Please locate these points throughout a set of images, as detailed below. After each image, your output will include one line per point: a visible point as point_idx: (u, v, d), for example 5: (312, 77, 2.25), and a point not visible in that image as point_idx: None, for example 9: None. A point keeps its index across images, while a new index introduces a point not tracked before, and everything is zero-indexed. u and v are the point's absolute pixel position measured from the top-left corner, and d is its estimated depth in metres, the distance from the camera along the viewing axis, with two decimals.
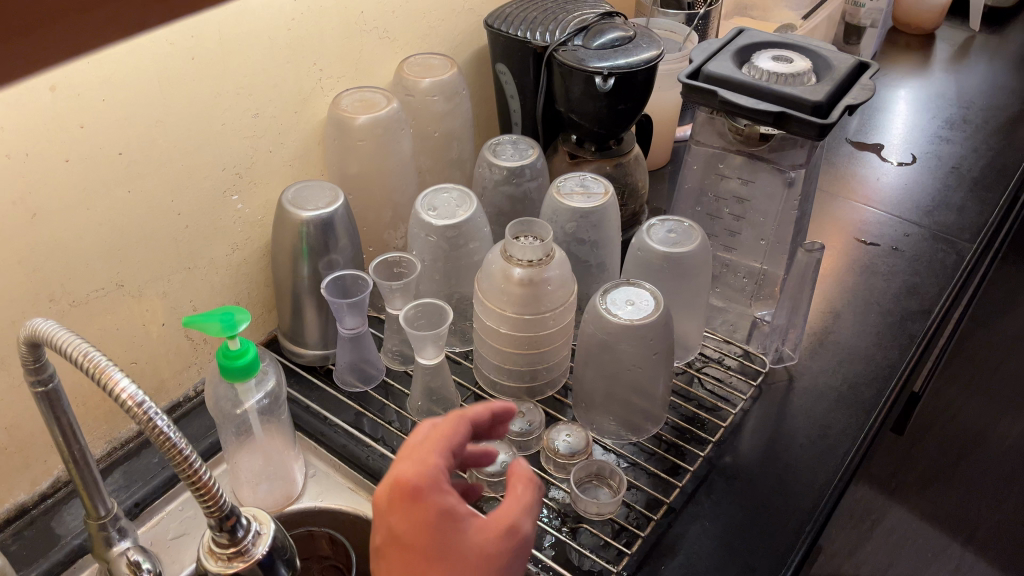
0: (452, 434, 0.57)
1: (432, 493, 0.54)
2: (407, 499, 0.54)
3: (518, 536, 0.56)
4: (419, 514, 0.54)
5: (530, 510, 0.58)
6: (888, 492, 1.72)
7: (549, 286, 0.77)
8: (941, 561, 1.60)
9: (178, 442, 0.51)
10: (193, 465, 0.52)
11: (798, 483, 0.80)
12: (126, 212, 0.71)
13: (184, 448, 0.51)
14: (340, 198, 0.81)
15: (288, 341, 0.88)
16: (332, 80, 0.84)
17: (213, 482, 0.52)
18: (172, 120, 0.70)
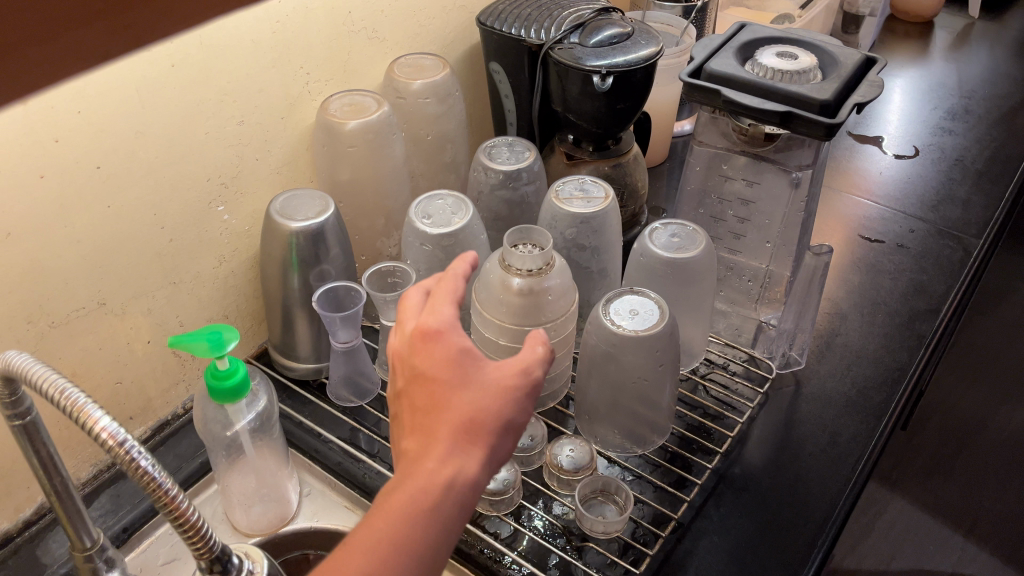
0: (454, 282, 0.56)
1: (446, 331, 0.53)
2: (422, 337, 0.53)
3: (535, 380, 0.53)
4: (434, 350, 0.52)
5: (547, 353, 0.53)
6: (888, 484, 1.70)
7: (549, 295, 0.74)
8: (942, 554, 1.59)
9: (162, 481, 0.48)
10: (178, 503, 0.49)
11: (809, 493, 0.77)
12: (106, 228, 0.67)
13: (168, 487, 0.49)
14: (330, 207, 0.78)
15: (279, 355, 0.85)
16: (320, 83, 0.81)
17: (199, 520, 0.50)
18: (152, 130, 0.67)
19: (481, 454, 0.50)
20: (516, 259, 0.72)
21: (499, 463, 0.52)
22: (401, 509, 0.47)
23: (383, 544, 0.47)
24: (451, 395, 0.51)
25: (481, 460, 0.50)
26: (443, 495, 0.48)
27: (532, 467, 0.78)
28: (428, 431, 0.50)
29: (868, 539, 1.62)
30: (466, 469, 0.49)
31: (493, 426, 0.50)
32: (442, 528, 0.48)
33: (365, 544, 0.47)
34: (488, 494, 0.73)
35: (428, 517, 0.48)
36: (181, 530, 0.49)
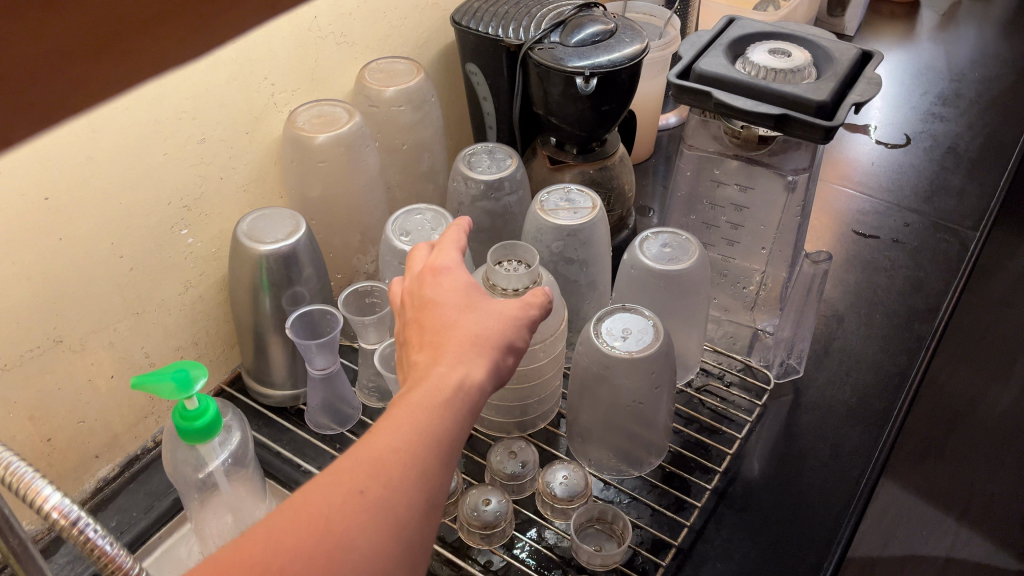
0: (458, 235, 0.62)
1: (453, 270, 0.58)
2: (432, 274, 0.58)
3: (533, 313, 0.57)
4: (443, 282, 0.57)
5: (548, 296, 0.58)
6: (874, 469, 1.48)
7: None
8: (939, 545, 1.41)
9: (112, 550, 0.45)
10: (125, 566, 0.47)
11: (813, 510, 0.74)
12: (59, 260, 0.63)
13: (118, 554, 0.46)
14: (301, 227, 0.73)
15: (253, 380, 0.81)
16: (287, 93, 0.76)
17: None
18: (105, 155, 0.62)
19: (487, 360, 0.52)
20: (501, 277, 0.68)
21: (500, 383, 0.54)
22: (418, 403, 0.49)
23: (405, 429, 0.47)
24: (459, 312, 0.55)
25: (487, 365, 0.52)
26: (454, 391, 0.50)
27: (524, 495, 0.74)
28: (438, 341, 0.53)
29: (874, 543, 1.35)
30: (474, 370, 0.51)
31: (498, 339, 0.53)
32: (454, 425, 0.49)
33: (388, 431, 0.47)
34: (479, 526, 0.69)
35: (446, 413, 0.49)
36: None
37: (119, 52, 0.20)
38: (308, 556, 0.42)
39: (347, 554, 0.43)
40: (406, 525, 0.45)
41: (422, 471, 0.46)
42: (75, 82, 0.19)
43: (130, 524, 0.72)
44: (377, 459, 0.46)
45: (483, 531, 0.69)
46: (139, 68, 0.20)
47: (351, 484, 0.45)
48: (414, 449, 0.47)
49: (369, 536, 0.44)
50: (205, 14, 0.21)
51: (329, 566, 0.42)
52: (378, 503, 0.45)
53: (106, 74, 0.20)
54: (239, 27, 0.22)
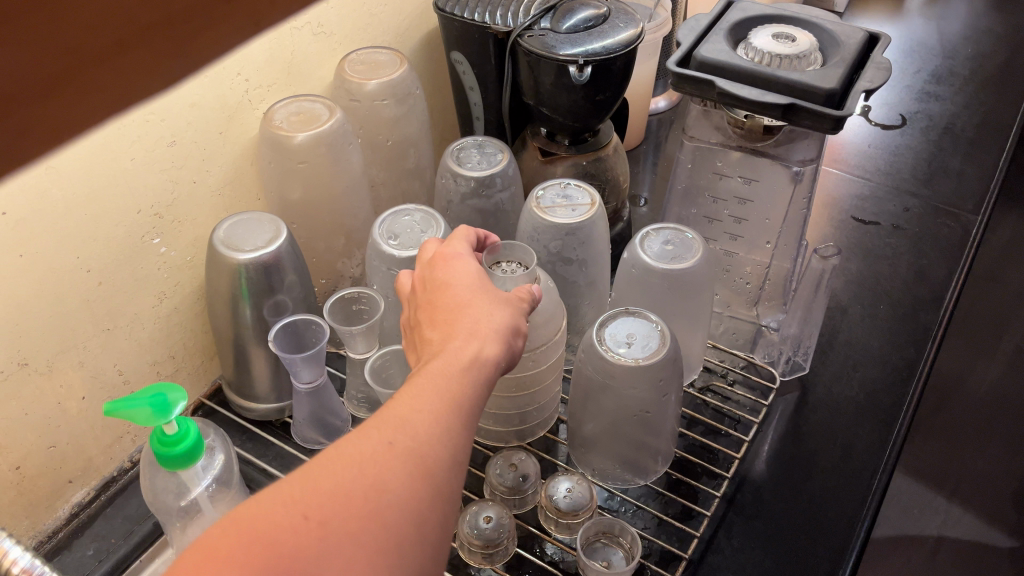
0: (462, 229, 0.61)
1: (464, 255, 0.56)
2: (442, 258, 0.56)
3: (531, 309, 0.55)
4: (454, 264, 0.55)
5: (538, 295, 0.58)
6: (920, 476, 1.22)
7: (535, 321, 0.67)
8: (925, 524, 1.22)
9: None
10: None
11: (825, 515, 0.72)
12: (19, 278, 0.58)
13: None
14: (282, 232, 0.69)
15: (235, 394, 0.77)
16: (262, 89, 0.71)
17: None
18: (68, 165, 0.57)
19: (500, 339, 0.50)
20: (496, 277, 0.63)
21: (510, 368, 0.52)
22: (439, 371, 0.46)
23: (432, 389, 0.45)
24: (471, 292, 0.53)
25: (501, 345, 0.50)
26: (470, 364, 0.47)
27: (525, 508, 0.71)
28: (451, 319, 0.51)
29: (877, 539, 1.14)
30: (488, 345, 0.49)
31: (508, 321, 0.51)
32: (476, 393, 0.47)
33: (417, 387, 0.45)
34: (479, 544, 0.66)
35: (466, 381, 0.46)
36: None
37: (73, 89, 0.15)
38: (345, 499, 0.39)
39: (384, 498, 0.40)
40: (441, 477, 0.42)
41: (453, 430, 0.44)
42: (12, 133, 0.14)
43: (108, 552, 0.67)
44: (406, 413, 0.43)
45: (485, 552, 0.66)
46: (92, 108, 0.15)
47: (382, 434, 0.42)
48: (444, 407, 0.44)
49: (405, 482, 0.41)
50: (179, 34, 0.16)
51: (368, 510, 0.39)
52: (411, 452, 0.42)
53: (55, 115, 0.15)
54: (216, 47, 0.17)
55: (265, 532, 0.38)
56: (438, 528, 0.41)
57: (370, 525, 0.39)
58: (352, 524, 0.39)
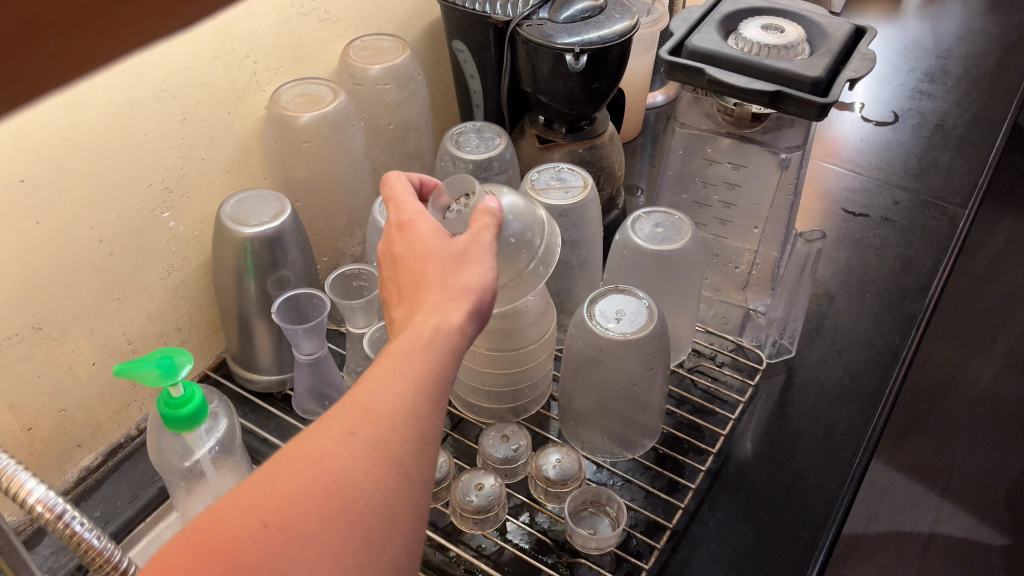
0: (404, 182, 0.59)
1: (416, 217, 0.56)
2: (398, 227, 0.56)
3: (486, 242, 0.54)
4: (409, 233, 0.55)
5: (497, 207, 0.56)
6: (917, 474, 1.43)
7: (523, 317, 0.71)
8: (921, 515, 1.40)
9: (98, 542, 0.44)
10: (113, 559, 0.46)
11: (806, 491, 0.74)
12: (34, 245, 0.60)
13: (104, 546, 0.45)
14: (287, 208, 0.72)
15: (238, 366, 0.80)
16: (270, 72, 0.74)
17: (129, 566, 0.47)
18: (84, 136, 0.60)
19: (471, 298, 0.51)
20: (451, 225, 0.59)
21: (489, 315, 0.54)
22: (400, 351, 0.47)
23: (396, 374, 0.46)
24: (433, 255, 0.53)
25: (472, 302, 0.51)
26: (437, 332, 0.49)
27: (517, 478, 0.73)
28: (415, 295, 0.52)
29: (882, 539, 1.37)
30: (458, 314, 0.50)
31: (477, 275, 0.52)
32: (442, 363, 0.48)
33: (375, 377, 0.46)
34: (472, 512, 0.68)
35: (429, 357, 0.48)
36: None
37: (100, 23, 0.16)
38: (307, 498, 0.40)
39: (346, 492, 0.41)
40: (407, 463, 0.44)
41: (418, 415, 0.45)
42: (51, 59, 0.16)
43: (114, 513, 0.70)
44: (366, 399, 0.44)
45: (479, 520, 0.68)
46: (121, 41, 0.17)
47: (343, 425, 0.43)
48: (408, 394, 0.46)
49: (367, 473, 0.42)
50: None
51: (331, 505, 0.40)
52: (372, 442, 0.43)
53: (87, 45, 0.16)
54: (181, 17, 0.18)
55: (226, 540, 0.39)
56: (409, 513, 0.43)
57: (335, 519, 0.40)
58: (315, 521, 0.40)
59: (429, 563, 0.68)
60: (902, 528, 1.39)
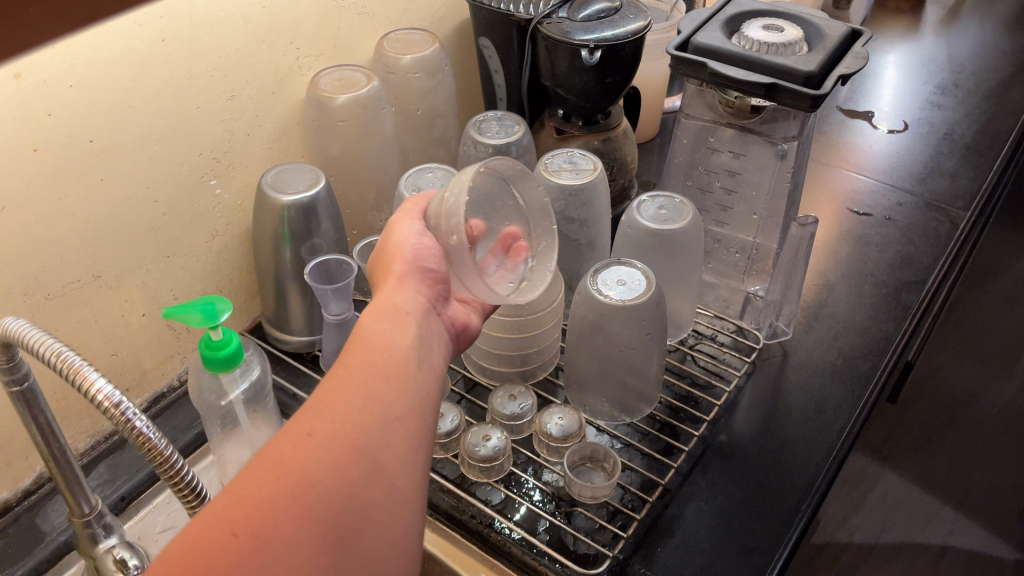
0: None
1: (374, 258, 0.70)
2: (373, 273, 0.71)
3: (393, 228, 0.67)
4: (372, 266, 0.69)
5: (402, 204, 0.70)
6: (925, 485, 1.74)
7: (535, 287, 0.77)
8: (933, 528, 1.69)
9: (154, 437, 0.52)
10: (168, 456, 0.53)
11: (794, 459, 0.79)
12: (97, 200, 0.68)
13: (160, 443, 0.52)
14: (321, 181, 0.79)
15: (273, 328, 0.87)
16: (311, 58, 0.82)
17: (182, 466, 0.54)
18: (145, 105, 0.68)
19: (404, 261, 0.63)
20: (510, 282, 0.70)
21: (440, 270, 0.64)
22: (348, 355, 0.53)
23: (344, 373, 0.51)
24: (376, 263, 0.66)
25: (402, 262, 0.62)
26: (382, 299, 0.59)
27: (522, 435, 0.79)
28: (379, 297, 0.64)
29: (871, 516, 1.70)
30: (399, 279, 0.61)
31: (400, 241, 0.64)
32: (390, 320, 0.57)
33: (330, 381, 0.51)
34: (478, 461, 0.75)
35: (370, 344, 0.54)
36: (174, 487, 0.54)
37: None
38: (274, 501, 0.44)
39: (313, 491, 0.45)
40: (370, 452, 0.48)
41: (376, 408, 0.50)
42: None
43: None
44: (320, 402, 0.49)
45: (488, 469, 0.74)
46: None
47: (301, 429, 0.47)
48: (359, 390, 0.50)
49: (328, 468, 0.46)
50: None
51: (299, 504, 0.44)
52: (329, 439, 0.47)
53: None
54: None
55: (204, 553, 0.42)
56: (385, 501, 0.47)
57: (306, 517, 0.44)
58: (287, 520, 0.43)
59: (438, 507, 0.74)
60: (881, 534, 1.69)
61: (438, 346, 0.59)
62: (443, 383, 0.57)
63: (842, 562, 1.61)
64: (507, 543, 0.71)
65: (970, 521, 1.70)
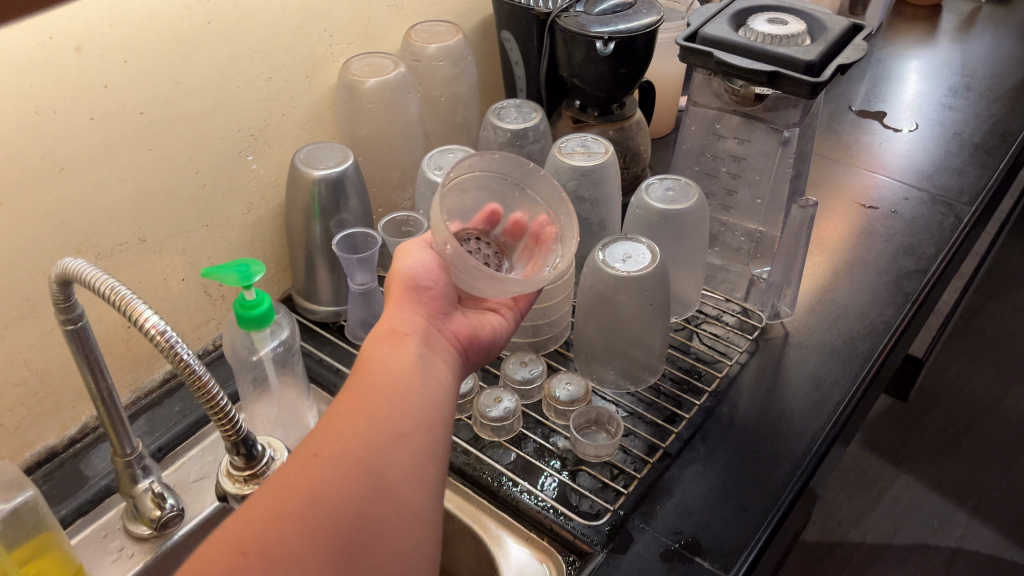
0: None
1: None
2: None
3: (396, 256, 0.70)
4: None
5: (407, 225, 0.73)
6: (939, 489, 1.70)
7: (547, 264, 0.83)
8: (947, 530, 1.63)
9: (200, 370, 0.55)
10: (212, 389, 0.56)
11: (791, 430, 0.82)
12: (145, 169, 0.74)
13: (204, 376, 0.55)
14: (350, 158, 0.85)
15: (301, 298, 0.93)
16: (343, 46, 0.88)
17: (226, 403, 0.57)
18: (190, 81, 0.74)
19: (401, 286, 0.67)
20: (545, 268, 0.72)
21: (441, 289, 0.68)
22: (354, 385, 0.58)
23: (351, 401, 0.56)
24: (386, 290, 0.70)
25: (400, 287, 0.66)
26: (381, 326, 0.63)
27: (533, 400, 0.84)
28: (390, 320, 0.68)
29: (874, 515, 1.67)
30: (398, 307, 0.65)
31: (398, 264, 0.68)
32: (389, 346, 0.61)
33: (337, 409, 0.55)
34: (490, 421, 0.80)
35: (374, 374, 0.58)
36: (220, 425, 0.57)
37: None
38: (282, 517, 0.48)
39: (319, 509, 0.49)
40: (374, 467, 0.52)
41: (381, 428, 0.54)
42: None
43: (192, 408, 0.84)
44: (327, 428, 0.54)
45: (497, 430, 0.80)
46: None
47: (309, 452, 0.52)
48: (366, 413, 0.55)
49: (333, 486, 0.50)
50: None
51: (305, 519, 0.48)
52: (335, 460, 0.51)
53: None
54: None
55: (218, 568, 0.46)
56: (392, 514, 0.51)
57: (312, 532, 0.48)
58: (294, 535, 0.48)
59: (452, 464, 0.80)
60: (892, 538, 1.63)
61: (441, 362, 0.63)
62: (449, 398, 0.61)
63: (852, 563, 1.60)
64: (514, 498, 0.77)
65: (982, 524, 1.63)
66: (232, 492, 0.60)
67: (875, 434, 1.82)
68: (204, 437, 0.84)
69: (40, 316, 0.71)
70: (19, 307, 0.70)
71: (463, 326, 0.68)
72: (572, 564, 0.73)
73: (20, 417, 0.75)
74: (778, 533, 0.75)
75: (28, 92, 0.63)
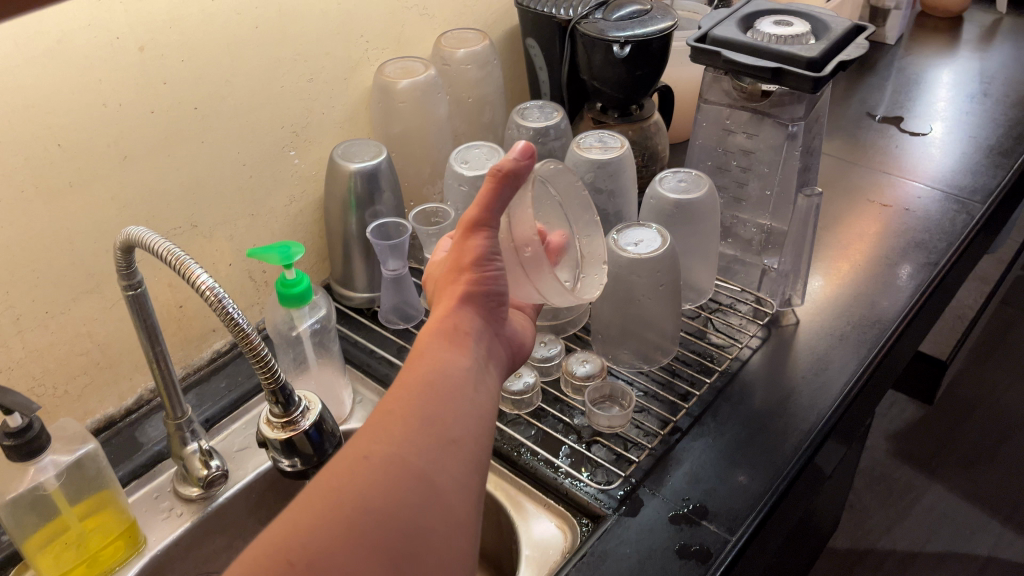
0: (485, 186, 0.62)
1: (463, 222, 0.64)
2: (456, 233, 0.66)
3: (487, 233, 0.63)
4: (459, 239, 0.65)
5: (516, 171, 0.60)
6: (970, 498, 1.68)
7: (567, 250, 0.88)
8: (980, 538, 1.61)
9: (246, 326, 0.61)
10: (255, 341, 0.62)
11: (799, 406, 0.86)
12: (198, 159, 0.82)
13: (249, 330, 0.61)
14: (383, 153, 0.92)
15: (339, 286, 0.99)
16: (378, 51, 0.95)
17: (267, 354, 0.62)
18: (239, 80, 0.82)
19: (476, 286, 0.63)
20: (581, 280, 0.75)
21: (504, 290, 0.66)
22: (416, 387, 0.56)
23: (408, 405, 0.55)
24: (456, 256, 0.64)
25: (469, 280, 0.63)
26: (445, 321, 0.62)
27: (552, 377, 0.90)
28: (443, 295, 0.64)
29: (905, 522, 1.65)
30: (466, 311, 0.63)
31: (474, 251, 0.63)
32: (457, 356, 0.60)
33: (391, 405, 0.55)
34: (510, 394, 0.87)
35: (434, 385, 0.56)
36: (262, 375, 0.63)
37: None
38: (326, 524, 0.48)
39: (365, 516, 0.48)
40: (422, 470, 0.51)
41: (435, 432, 0.53)
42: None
43: (237, 384, 0.92)
44: (381, 429, 0.53)
45: (516, 403, 0.86)
46: None
47: (360, 450, 0.51)
48: (418, 417, 0.54)
49: (380, 491, 0.49)
50: None
51: (349, 531, 0.47)
52: (385, 464, 0.51)
53: None
54: None
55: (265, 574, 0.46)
56: (441, 521, 0.50)
57: (359, 543, 0.47)
58: (342, 547, 0.47)
59: None
60: (924, 546, 1.61)
61: (494, 371, 0.63)
62: (497, 403, 0.60)
63: (884, 569, 1.57)
64: (532, 465, 0.82)
65: (1017, 534, 1.61)
66: (272, 437, 0.66)
67: (906, 442, 1.81)
68: (248, 412, 0.91)
69: (103, 291, 0.79)
70: (85, 282, 0.77)
71: (511, 333, 0.68)
72: (585, 526, 0.78)
73: (84, 385, 0.82)
74: (785, 498, 0.78)
75: (98, 85, 0.70)
